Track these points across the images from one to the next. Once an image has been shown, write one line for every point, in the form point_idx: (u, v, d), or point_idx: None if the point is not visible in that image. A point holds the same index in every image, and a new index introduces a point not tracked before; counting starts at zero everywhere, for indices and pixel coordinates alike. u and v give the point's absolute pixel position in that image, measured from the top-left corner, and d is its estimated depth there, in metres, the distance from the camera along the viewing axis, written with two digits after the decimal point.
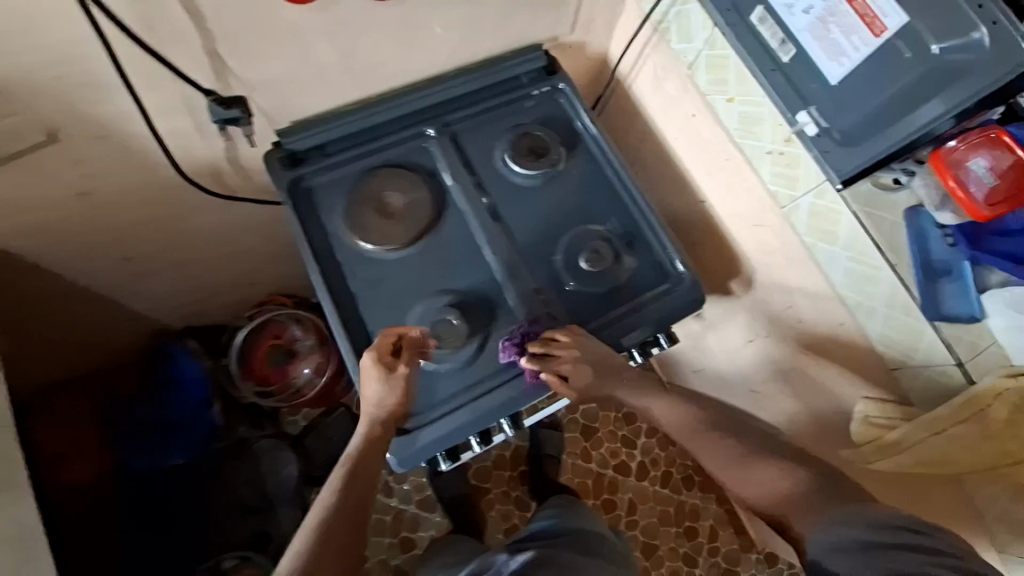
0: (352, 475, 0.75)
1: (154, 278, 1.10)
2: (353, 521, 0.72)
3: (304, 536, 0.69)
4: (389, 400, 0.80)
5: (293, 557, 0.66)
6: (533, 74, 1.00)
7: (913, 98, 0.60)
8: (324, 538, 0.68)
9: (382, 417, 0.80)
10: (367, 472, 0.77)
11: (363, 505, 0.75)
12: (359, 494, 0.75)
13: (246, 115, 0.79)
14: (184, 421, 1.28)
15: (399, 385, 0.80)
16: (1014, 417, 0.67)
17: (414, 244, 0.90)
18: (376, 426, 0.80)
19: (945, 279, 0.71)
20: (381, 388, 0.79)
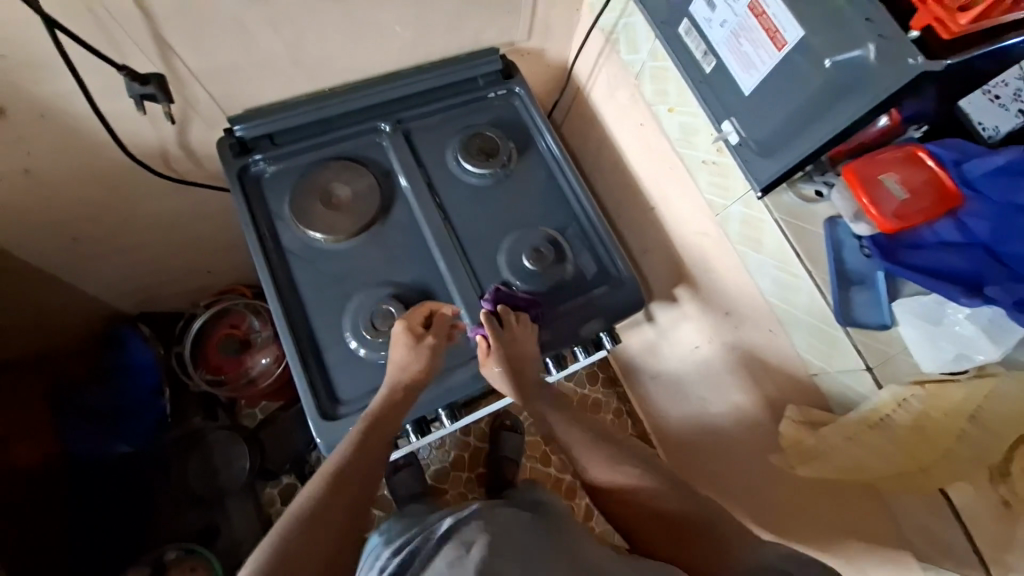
0: (370, 431, 0.75)
1: (106, 261, 1.10)
2: (367, 478, 0.71)
3: (316, 483, 0.69)
4: (413, 367, 0.80)
5: (304, 502, 0.66)
6: (490, 77, 1.03)
7: (814, 111, 0.61)
8: (337, 488, 0.68)
9: (403, 382, 0.79)
10: (385, 431, 0.76)
11: (379, 465, 0.74)
12: (374, 452, 0.74)
13: (163, 93, 0.77)
14: (134, 407, 1.28)
15: (425, 356, 0.80)
16: (916, 424, 0.69)
17: (360, 235, 0.91)
18: (396, 389, 0.80)
19: (859, 288, 0.73)
20: (411, 357, 0.80)
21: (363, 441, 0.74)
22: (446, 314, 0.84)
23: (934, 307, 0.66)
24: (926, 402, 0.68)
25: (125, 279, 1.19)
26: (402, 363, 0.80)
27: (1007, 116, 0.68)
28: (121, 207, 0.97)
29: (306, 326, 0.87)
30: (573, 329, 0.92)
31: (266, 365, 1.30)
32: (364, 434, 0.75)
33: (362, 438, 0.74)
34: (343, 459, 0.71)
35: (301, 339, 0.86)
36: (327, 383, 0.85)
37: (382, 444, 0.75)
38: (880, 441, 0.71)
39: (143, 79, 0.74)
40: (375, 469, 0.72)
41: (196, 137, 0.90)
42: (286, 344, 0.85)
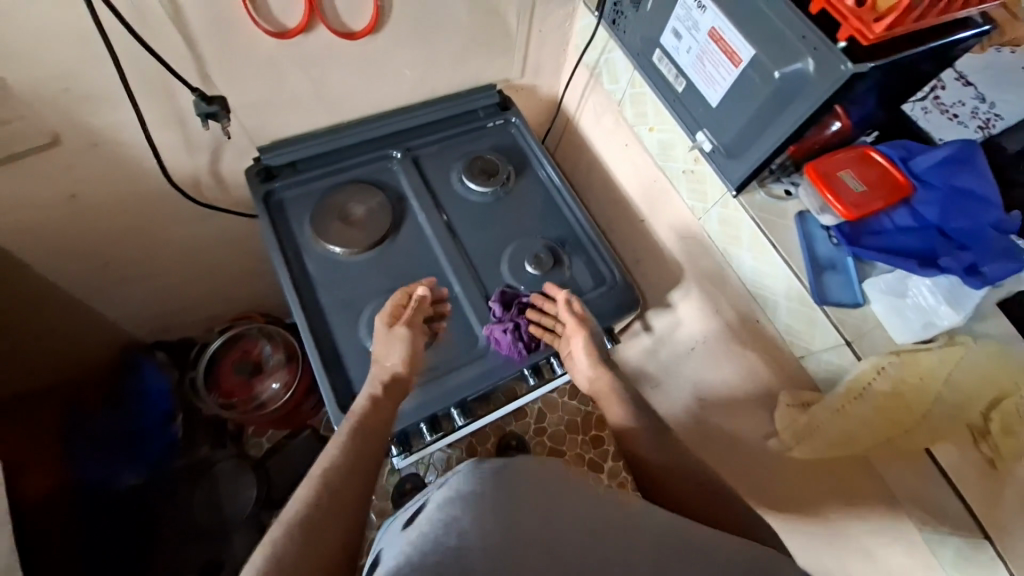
0: (357, 430, 0.77)
1: (131, 285, 1.16)
2: (357, 476, 0.72)
3: (305, 492, 0.68)
4: (392, 359, 0.86)
5: (298, 509, 0.66)
6: (489, 109, 1.16)
7: (769, 117, 0.72)
8: (328, 494, 0.68)
9: (384, 379, 0.84)
10: (373, 432, 0.78)
11: (370, 463, 0.75)
12: (363, 454, 0.75)
13: (225, 112, 0.87)
14: (149, 432, 1.34)
15: (401, 341, 0.87)
16: (895, 390, 0.74)
17: (374, 248, 0.99)
18: (377, 388, 0.83)
19: (830, 272, 0.82)
20: (390, 346, 0.86)
21: (352, 444, 0.76)
22: (416, 297, 0.91)
23: (897, 282, 0.76)
24: (901, 371, 0.74)
25: (144, 304, 1.25)
26: (383, 357, 0.86)
27: (966, 130, 0.84)
28: (151, 230, 1.05)
29: (327, 332, 0.93)
30: None
31: (277, 390, 1.33)
32: (352, 435, 0.76)
33: (350, 439, 0.76)
34: (333, 463, 0.72)
35: (322, 343, 0.92)
36: (345, 384, 0.90)
37: (371, 446, 0.77)
38: (863, 410, 0.77)
39: (210, 99, 0.85)
40: (367, 466, 0.74)
41: (228, 165, 1.00)
42: (308, 347, 0.90)
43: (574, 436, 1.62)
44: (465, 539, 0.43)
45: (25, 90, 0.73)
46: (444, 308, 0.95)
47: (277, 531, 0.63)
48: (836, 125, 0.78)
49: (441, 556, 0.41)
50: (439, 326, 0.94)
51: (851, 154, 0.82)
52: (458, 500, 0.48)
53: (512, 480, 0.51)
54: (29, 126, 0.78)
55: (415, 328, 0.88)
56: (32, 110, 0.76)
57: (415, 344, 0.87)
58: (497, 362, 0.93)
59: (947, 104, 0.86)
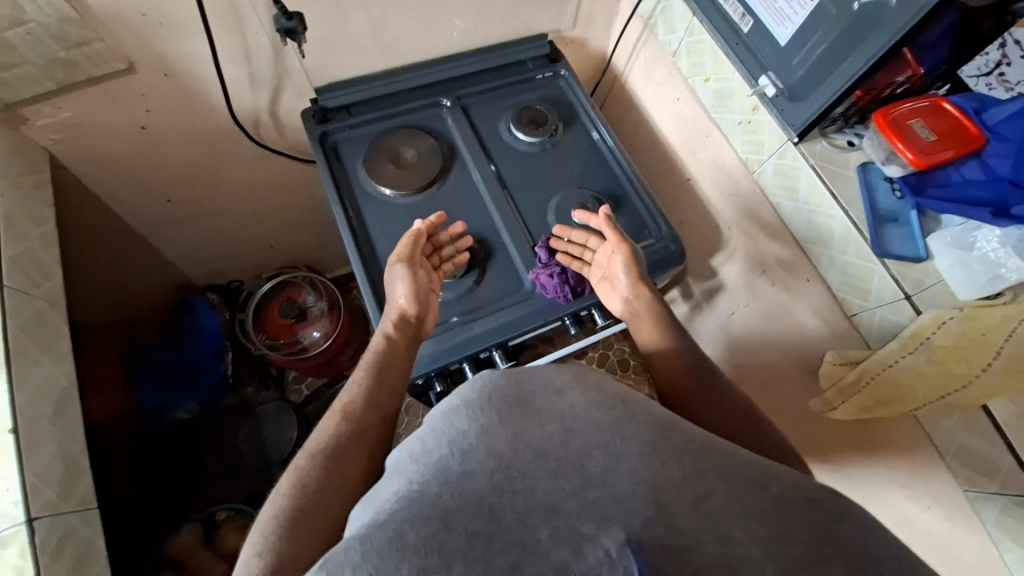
0: (376, 366, 0.79)
1: (189, 224, 1.22)
2: (374, 411, 0.75)
3: (329, 422, 0.73)
4: (398, 297, 0.86)
5: (320, 440, 0.71)
6: (539, 60, 1.15)
7: (841, 53, 0.70)
8: (349, 430, 0.72)
9: (394, 318, 0.85)
10: (391, 369, 0.80)
11: (388, 396, 0.77)
12: (383, 386, 0.78)
13: (303, 28, 0.85)
14: (197, 367, 1.39)
15: (406, 276, 0.86)
16: (955, 345, 0.72)
17: (423, 192, 1.01)
18: (391, 327, 0.84)
19: (892, 224, 0.80)
20: (394, 284, 0.87)
21: (371, 380, 0.78)
22: (411, 234, 0.90)
23: (964, 233, 0.74)
24: (965, 324, 0.71)
25: (198, 244, 1.31)
26: (391, 297, 0.87)
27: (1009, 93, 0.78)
28: (209, 170, 1.10)
29: (377, 268, 0.96)
30: None
31: (318, 338, 1.39)
32: (370, 370, 0.79)
33: (369, 374, 0.78)
34: (353, 396, 0.76)
35: (373, 279, 0.95)
36: None
37: (389, 380, 0.79)
38: (918, 363, 0.75)
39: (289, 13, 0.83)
40: (385, 400, 0.77)
41: (285, 106, 1.03)
42: (361, 282, 0.93)
43: None
44: (470, 463, 0.38)
45: (106, 13, 0.77)
46: (461, 245, 0.95)
47: (302, 461, 0.69)
48: (904, 74, 0.75)
49: (445, 489, 0.36)
50: (457, 262, 0.94)
51: (913, 106, 0.79)
52: (465, 411, 0.42)
53: (526, 381, 0.44)
54: (108, 51, 0.82)
55: (413, 264, 0.88)
56: (111, 35, 0.80)
57: (415, 279, 0.87)
58: (538, 308, 0.94)
59: (1015, 82, 0.78)
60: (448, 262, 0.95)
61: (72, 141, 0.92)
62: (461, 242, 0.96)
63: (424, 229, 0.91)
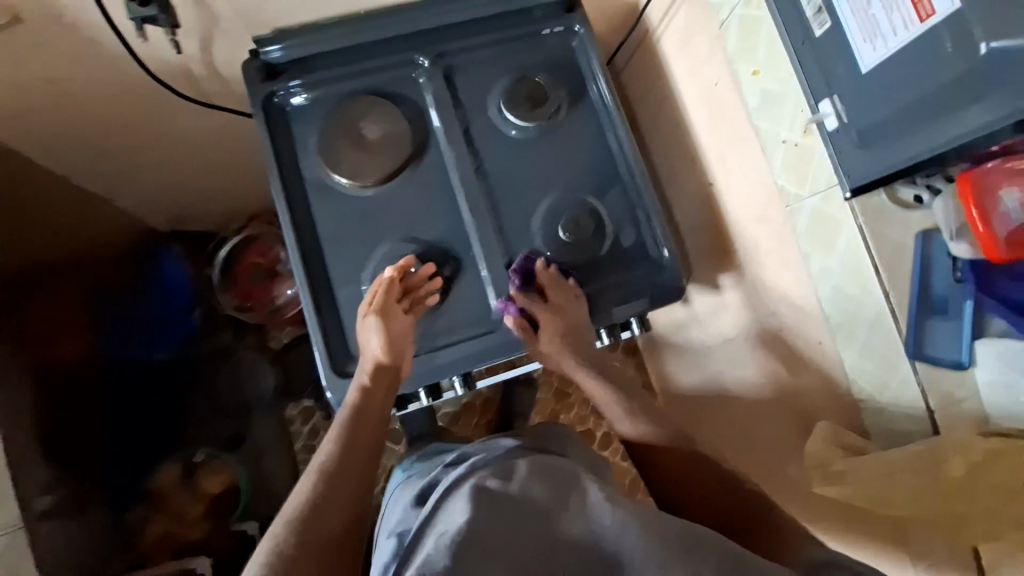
0: (354, 418, 0.73)
1: (138, 174, 1.11)
2: (356, 466, 0.67)
3: (307, 481, 0.65)
4: (374, 346, 0.78)
5: (298, 500, 0.62)
6: (548, 9, 0.89)
7: (942, 106, 0.50)
8: (326, 486, 0.64)
9: (369, 368, 0.77)
10: (370, 419, 0.73)
11: (370, 451, 0.70)
12: (362, 440, 0.71)
13: (166, 14, 0.70)
14: (163, 321, 1.35)
15: (382, 335, 0.77)
16: (971, 477, 0.62)
17: (388, 182, 0.84)
18: (366, 377, 0.77)
19: (939, 318, 0.65)
20: (366, 336, 0.78)
21: (349, 432, 0.71)
22: (384, 280, 0.79)
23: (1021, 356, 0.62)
24: (991, 453, 0.62)
25: (158, 192, 1.21)
26: (365, 347, 0.79)
27: None
28: (148, 121, 0.95)
29: (323, 272, 0.83)
30: (617, 305, 0.86)
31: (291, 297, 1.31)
32: (347, 423, 0.72)
33: (349, 426, 0.72)
34: (331, 452, 0.68)
35: (318, 289, 0.83)
36: (341, 341, 0.82)
37: (370, 432, 0.72)
38: (918, 480, 0.65)
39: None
40: (367, 453, 0.70)
41: (221, 56, 0.84)
42: (301, 289, 0.81)
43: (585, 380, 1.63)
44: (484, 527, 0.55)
45: None
46: (433, 287, 0.82)
47: (278, 526, 0.60)
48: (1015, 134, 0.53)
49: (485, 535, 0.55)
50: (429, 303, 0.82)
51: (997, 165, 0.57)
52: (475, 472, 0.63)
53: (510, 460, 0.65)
54: None
55: (388, 314, 0.78)
56: None
57: (390, 329, 0.77)
58: (509, 338, 0.84)
59: None
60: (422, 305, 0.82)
61: None
62: (434, 282, 0.82)
63: (396, 275, 0.80)
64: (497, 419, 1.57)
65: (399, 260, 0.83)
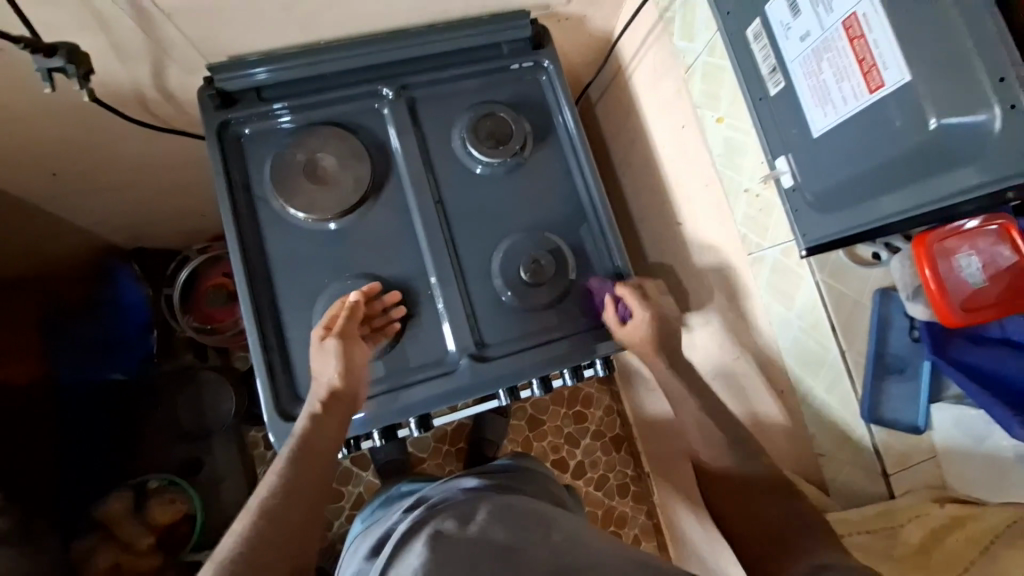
0: (301, 450, 0.65)
1: (94, 194, 1.08)
2: (302, 507, 0.61)
3: (243, 521, 0.58)
4: (329, 372, 0.73)
5: (231, 545, 0.55)
6: (516, 45, 0.88)
7: (900, 174, 0.49)
8: (265, 530, 0.57)
9: (322, 396, 0.71)
10: (320, 452, 0.67)
11: (317, 490, 0.64)
12: (310, 476, 0.64)
13: (74, 66, 0.66)
14: (123, 341, 1.32)
15: (341, 361, 0.72)
16: (928, 543, 0.60)
17: (348, 215, 0.82)
18: (318, 405, 0.70)
19: (895, 378, 0.64)
20: (323, 360, 0.73)
21: (296, 468, 0.64)
22: (348, 302, 0.75)
23: (977, 421, 0.60)
24: (949, 522, 0.60)
25: (116, 211, 1.17)
26: (320, 373, 0.73)
27: None
28: (103, 144, 0.92)
29: (273, 307, 0.80)
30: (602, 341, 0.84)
31: None
32: (293, 457, 0.65)
33: (296, 459, 0.64)
34: (273, 489, 0.61)
35: (265, 326, 0.79)
36: (288, 381, 0.79)
37: (318, 467, 0.65)
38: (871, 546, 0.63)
39: (46, 48, 0.64)
40: (315, 491, 0.63)
41: (175, 81, 0.81)
42: (248, 326, 0.78)
43: (558, 408, 1.60)
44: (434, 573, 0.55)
45: None
46: (395, 315, 0.80)
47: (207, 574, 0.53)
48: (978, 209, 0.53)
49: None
50: (388, 333, 0.80)
51: (951, 226, 0.55)
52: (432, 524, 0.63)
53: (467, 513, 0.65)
54: None
55: (349, 338, 0.73)
56: None
57: (352, 355, 0.73)
58: (466, 381, 0.80)
59: None
60: (382, 333, 0.80)
61: None
62: (398, 309, 0.80)
63: (361, 299, 0.77)
64: (468, 447, 1.53)
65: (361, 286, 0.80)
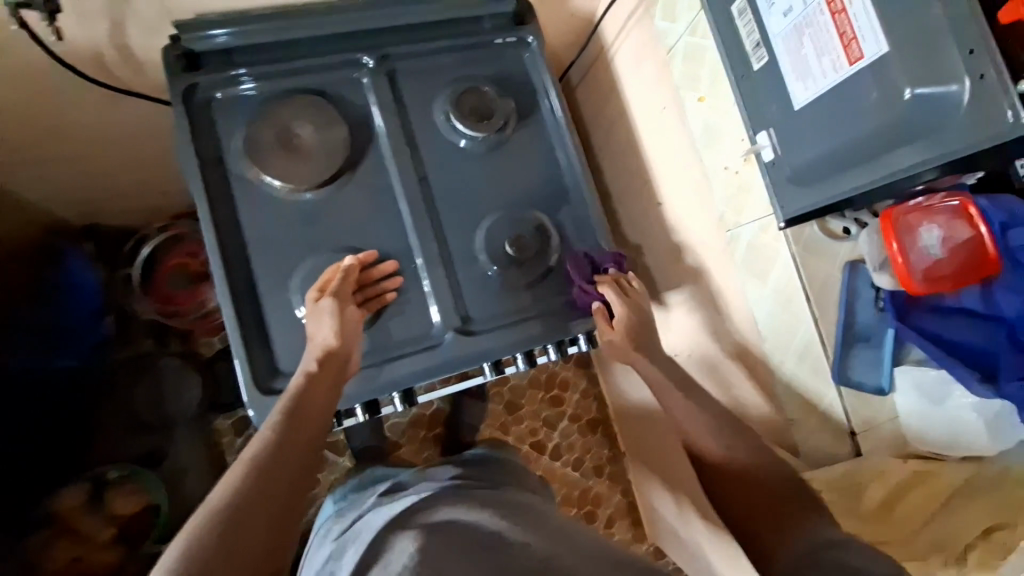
0: (296, 408, 0.63)
1: (41, 165, 1.00)
2: (299, 461, 0.57)
3: (236, 471, 0.54)
4: (324, 334, 0.71)
5: (224, 493, 0.51)
6: (500, 19, 0.88)
7: (871, 146, 0.52)
8: (263, 478, 0.53)
9: (318, 355, 0.69)
10: (314, 410, 0.64)
11: (312, 447, 0.61)
12: (306, 433, 0.61)
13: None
14: (74, 326, 1.19)
15: (338, 322, 0.71)
16: (890, 500, 0.66)
17: (324, 187, 0.79)
18: (313, 364, 0.68)
19: (862, 345, 0.68)
20: (316, 321, 0.71)
21: (290, 424, 0.60)
22: (342, 268, 0.75)
23: (936, 384, 0.64)
24: (912, 477, 0.66)
25: (67, 184, 1.09)
26: (314, 334, 0.72)
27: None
28: (53, 107, 0.85)
29: (248, 282, 0.77)
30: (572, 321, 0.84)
31: None
32: (288, 412, 0.62)
33: (291, 416, 0.61)
34: (269, 442, 0.57)
35: (239, 301, 0.76)
36: (265, 358, 0.76)
37: (312, 426, 0.63)
38: (839, 500, 0.68)
39: None
40: (310, 448, 0.60)
41: (137, 41, 0.76)
42: (222, 302, 0.74)
43: (536, 392, 1.61)
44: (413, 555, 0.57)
45: None
46: (389, 285, 0.79)
47: (196, 525, 0.48)
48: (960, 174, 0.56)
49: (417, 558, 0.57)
50: (383, 302, 0.79)
51: (913, 203, 0.60)
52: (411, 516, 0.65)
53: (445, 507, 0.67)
54: None
55: (344, 300, 0.72)
56: None
57: (346, 315, 0.72)
58: (450, 356, 0.80)
59: None
60: (376, 302, 0.78)
61: None
62: (392, 280, 0.79)
63: (355, 265, 0.76)
64: (446, 431, 1.53)
65: (354, 253, 0.79)
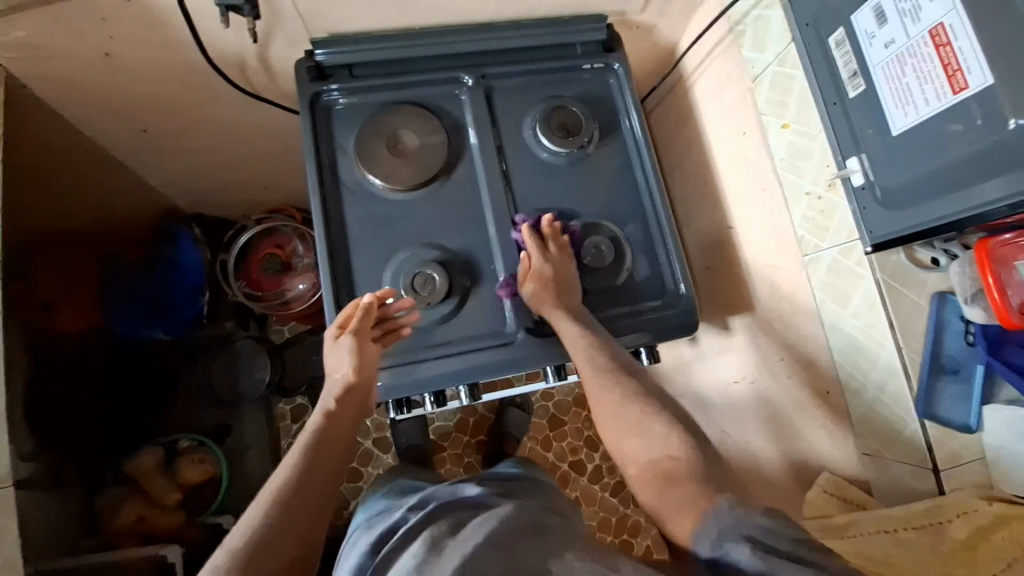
0: (314, 446, 0.70)
1: (172, 156, 1.14)
2: (315, 495, 0.64)
3: (259, 506, 0.61)
4: (343, 369, 0.77)
5: (246, 528, 0.58)
6: (590, 46, 0.94)
7: (970, 172, 0.55)
8: (281, 512, 0.60)
9: (336, 392, 0.76)
10: (330, 449, 0.71)
11: (328, 480, 0.68)
12: (323, 468, 0.68)
13: (251, 5, 0.74)
14: (175, 301, 1.33)
15: (356, 359, 0.77)
16: (974, 540, 0.64)
17: (419, 189, 0.87)
18: (331, 402, 0.76)
19: (949, 378, 0.67)
20: (336, 357, 0.77)
21: (310, 458, 0.68)
22: (362, 303, 0.77)
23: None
24: (1000, 518, 0.65)
25: (187, 175, 1.23)
26: (333, 368, 0.78)
27: None
28: (195, 104, 0.98)
29: (345, 269, 0.85)
30: (618, 334, 0.88)
31: (303, 292, 1.32)
32: (307, 450, 0.69)
33: (309, 453, 0.68)
34: (288, 479, 0.64)
35: (336, 285, 0.84)
36: None
37: (330, 461, 0.70)
38: (922, 534, 0.66)
39: None
40: (326, 482, 0.67)
41: (276, 52, 0.87)
42: (324, 285, 0.83)
43: (580, 410, 1.61)
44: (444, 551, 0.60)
45: None
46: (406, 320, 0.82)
47: (220, 558, 0.56)
48: None
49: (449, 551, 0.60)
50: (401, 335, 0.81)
51: (1006, 238, 0.60)
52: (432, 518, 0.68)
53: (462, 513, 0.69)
54: None
55: (362, 338, 0.77)
56: None
57: (363, 353, 0.77)
58: (522, 353, 0.85)
59: None
60: (394, 335, 0.82)
61: (28, 63, 0.81)
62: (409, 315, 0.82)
63: (374, 300, 0.78)
64: (489, 440, 1.55)
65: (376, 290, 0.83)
